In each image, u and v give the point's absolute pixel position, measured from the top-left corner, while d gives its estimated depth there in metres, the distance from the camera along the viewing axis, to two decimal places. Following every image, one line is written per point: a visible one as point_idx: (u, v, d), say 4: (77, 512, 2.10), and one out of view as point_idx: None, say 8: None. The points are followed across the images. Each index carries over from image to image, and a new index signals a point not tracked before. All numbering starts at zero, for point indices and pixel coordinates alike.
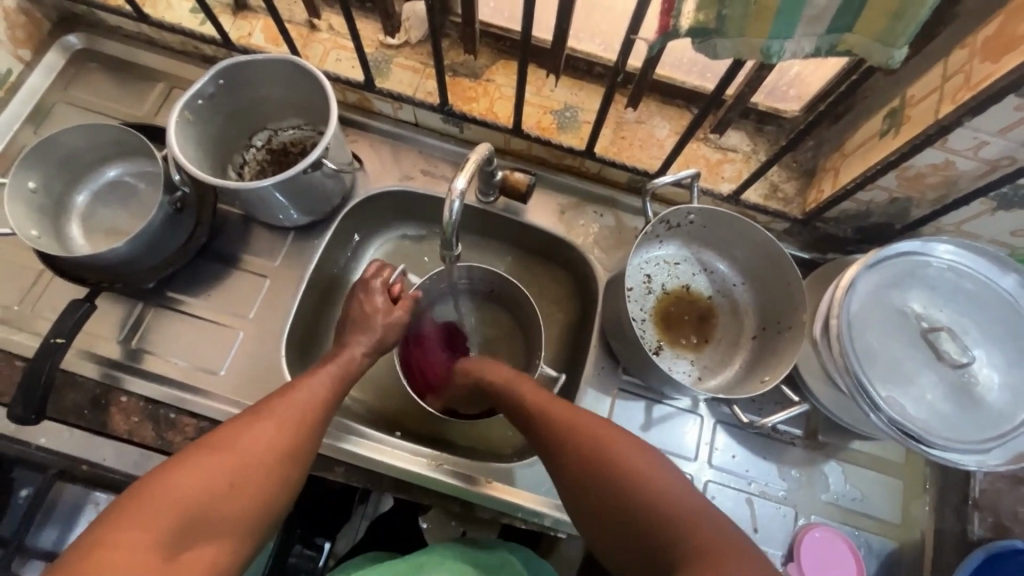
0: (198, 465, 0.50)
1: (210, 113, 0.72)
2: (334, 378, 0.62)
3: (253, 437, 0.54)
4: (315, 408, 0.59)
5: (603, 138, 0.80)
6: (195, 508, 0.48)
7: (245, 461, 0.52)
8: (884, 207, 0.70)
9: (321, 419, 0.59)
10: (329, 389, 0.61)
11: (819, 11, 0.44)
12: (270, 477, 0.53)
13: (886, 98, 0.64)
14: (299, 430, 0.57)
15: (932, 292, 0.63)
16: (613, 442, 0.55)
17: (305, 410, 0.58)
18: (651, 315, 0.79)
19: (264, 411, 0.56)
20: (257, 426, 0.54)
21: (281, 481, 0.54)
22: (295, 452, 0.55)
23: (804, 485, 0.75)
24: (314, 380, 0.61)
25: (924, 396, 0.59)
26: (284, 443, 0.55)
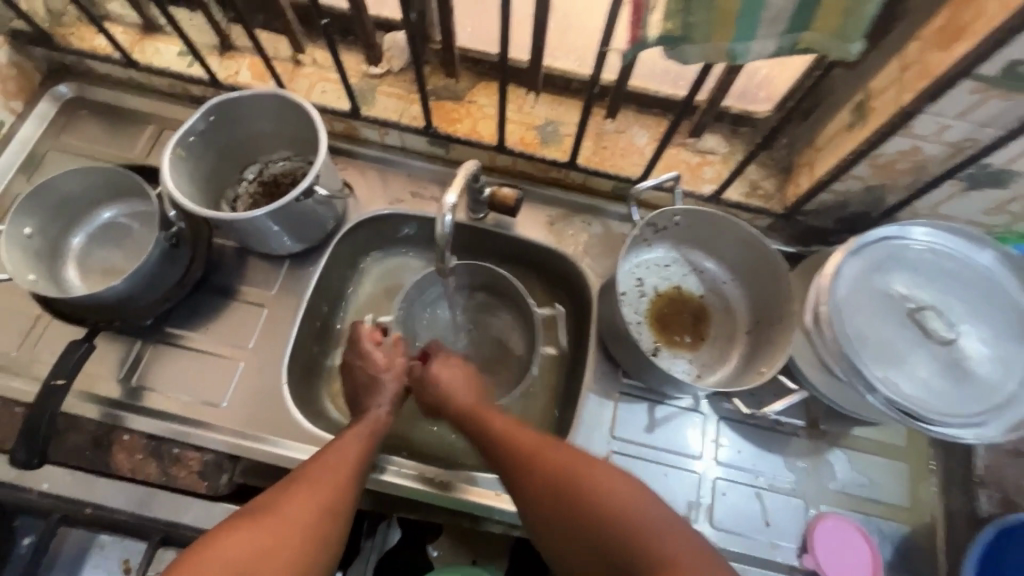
0: (244, 535, 0.51)
1: (201, 149, 0.74)
2: (368, 439, 0.64)
3: (297, 500, 0.55)
4: (358, 463, 0.61)
5: (585, 150, 0.82)
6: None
7: (289, 523, 0.53)
8: (860, 196, 0.72)
9: (360, 475, 0.61)
10: (364, 445, 0.63)
11: (777, 14, 0.47)
12: (313, 537, 0.53)
13: (851, 92, 0.67)
14: (337, 490, 0.57)
15: (915, 273, 0.65)
16: (587, 471, 0.58)
17: (346, 465, 0.60)
18: (646, 318, 0.81)
19: (307, 469, 0.58)
20: (300, 486, 0.56)
21: (326, 542, 0.54)
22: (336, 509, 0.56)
23: (811, 474, 0.75)
24: (347, 441, 0.62)
25: (918, 374, 0.60)
26: (330, 502, 0.56)
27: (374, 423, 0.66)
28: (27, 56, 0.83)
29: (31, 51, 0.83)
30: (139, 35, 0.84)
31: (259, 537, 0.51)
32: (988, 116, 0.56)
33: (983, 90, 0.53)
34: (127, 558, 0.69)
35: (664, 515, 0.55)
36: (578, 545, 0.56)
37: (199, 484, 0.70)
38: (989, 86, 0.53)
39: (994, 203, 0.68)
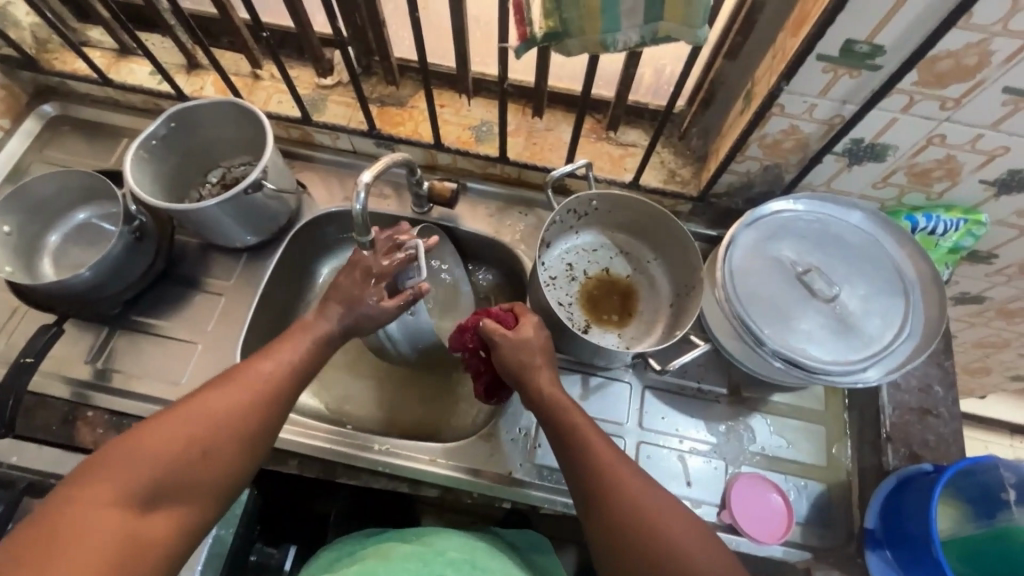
0: (165, 437, 0.55)
1: (162, 152, 0.82)
2: (305, 354, 0.66)
3: (222, 402, 0.59)
4: (291, 371, 0.64)
5: (517, 146, 0.90)
6: (167, 460, 0.54)
7: (213, 420, 0.57)
8: (760, 176, 0.79)
9: (294, 382, 0.64)
10: (301, 350, 0.66)
11: (631, 7, 0.55)
12: (235, 436, 0.58)
13: (740, 82, 0.74)
14: (265, 394, 0.61)
15: (804, 240, 0.71)
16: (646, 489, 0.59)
17: (276, 374, 0.63)
18: (577, 298, 0.87)
19: (236, 375, 0.61)
20: (230, 389, 0.60)
21: (250, 439, 0.59)
22: (261, 413, 0.60)
23: (731, 437, 0.80)
24: (283, 348, 0.65)
25: (804, 328, 0.66)
26: (254, 402, 0.60)
27: (313, 342, 0.67)
28: (15, 79, 0.93)
29: (19, 75, 0.93)
30: (116, 57, 0.94)
31: (186, 432, 0.56)
32: (844, 93, 0.63)
33: (832, 69, 0.60)
34: None
35: (704, 544, 0.57)
36: (637, 561, 0.56)
37: None
38: (835, 65, 0.60)
39: (878, 177, 0.74)
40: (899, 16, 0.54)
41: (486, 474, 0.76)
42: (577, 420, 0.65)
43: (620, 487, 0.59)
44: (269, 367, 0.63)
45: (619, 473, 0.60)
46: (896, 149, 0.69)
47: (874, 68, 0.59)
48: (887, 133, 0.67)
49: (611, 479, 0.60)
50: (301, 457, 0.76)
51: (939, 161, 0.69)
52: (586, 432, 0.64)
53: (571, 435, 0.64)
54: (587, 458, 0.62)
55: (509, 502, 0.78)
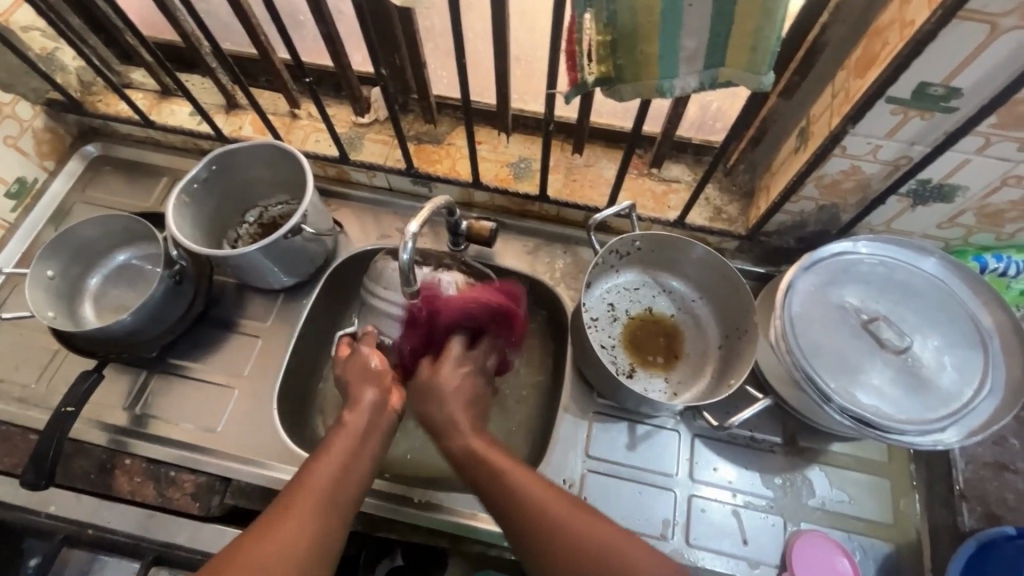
0: None
1: (203, 195, 0.82)
2: (353, 448, 0.62)
3: (294, 526, 0.53)
4: (341, 487, 0.58)
5: (556, 183, 0.88)
6: None
7: (275, 569, 0.50)
8: (815, 215, 0.76)
9: (347, 500, 0.58)
10: (349, 453, 0.61)
11: (691, 53, 0.53)
12: (302, 575, 0.51)
13: (795, 120, 0.71)
14: (325, 517, 0.55)
15: (867, 286, 0.67)
16: (610, 540, 0.54)
17: (332, 490, 0.57)
18: (620, 340, 0.84)
19: (298, 489, 0.56)
20: (287, 523, 0.53)
21: (320, 563, 0.53)
22: (322, 542, 0.54)
23: (789, 491, 0.75)
24: (324, 465, 0.59)
25: (873, 383, 0.62)
26: (327, 517, 0.55)
27: (352, 432, 0.63)
28: (60, 121, 0.94)
29: (64, 117, 0.94)
30: (157, 99, 0.95)
31: None
32: (913, 134, 0.60)
33: (902, 111, 0.57)
34: None
35: None
36: None
37: (191, 505, 0.73)
38: (906, 108, 0.57)
39: (945, 218, 0.70)
40: (980, 60, 0.50)
41: None
42: (490, 457, 0.61)
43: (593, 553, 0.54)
44: (320, 481, 0.57)
45: (556, 512, 0.56)
46: (966, 191, 0.65)
47: (948, 110, 0.56)
48: (958, 174, 0.63)
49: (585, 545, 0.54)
50: None
51: (1014, 201, 0.65)
52: (535, 491, 0.58)
53: (528, 524, 0.56)
54: (553, 536, 0.55)
55: None
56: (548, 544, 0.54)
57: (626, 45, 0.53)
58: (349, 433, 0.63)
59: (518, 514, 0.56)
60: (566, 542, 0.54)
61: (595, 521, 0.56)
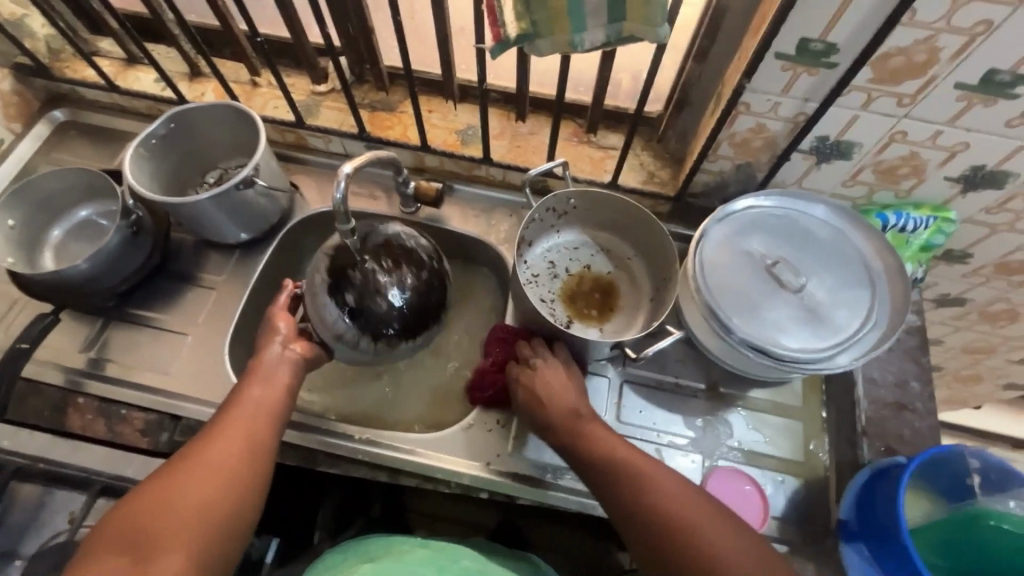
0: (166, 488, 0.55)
1: (161, 150, 0.86)
2: (282, 378, 0.68)
3: (209, 461, 0.58)
4: (264, 406, 0.65)
5: (501, 148, 0.93)
6: (173, 502, 0.54)
7: (210, 472, 0.57)
8: (733, 175, 0.82)
9: (273, 416, 0.65)
10: (277, 381, 0.68)
11: (596, 7, 0.58)
12: (237, 474, 0.58)
13: (712, 84, 0.77)
14: (256, 431, 0.63)
15: (773, 233, 0.73)
16: (652, 468, 0.63)
17: (257, 410, 0.64)
18: (559, 295, 0.88)
19: (219, 421, 0.62)
20: (215, 439, 0.60)
21: (254, 464, 0.60)
22: (256, 448, 0.61)
23: (709, 431, 0.80)
24: (248, 394, 0.65)
25: (773, 318, 0.68)
26: (241, 446, 0.60)
27: (280, 365, 0.69)
28: (28, 85, 0.98)
29: (32, 82, 0.98)
30: (123, 66, 0.99)
31: (186, 486, 0.55)
32: (805, 90, 0.66)
33: (792, 67, 0.63)
34: (72, 511, 0.76)
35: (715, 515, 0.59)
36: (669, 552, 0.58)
37: (139, 440, 0.77)
38: (794, 63, 0.63)
39: (847, 176, 0.77)
40: (848, 15, 0.57)
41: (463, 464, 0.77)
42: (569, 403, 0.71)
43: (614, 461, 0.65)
44: (247, 403, 0.64)
45: (614, 446, 0.66)
46: (860, 147, 0.71)
47: (830, 66, 0.62)
48: (850, 131, 0.69)
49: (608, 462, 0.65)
50: (283, 446, 0.78)
51: (903, 157, 0.71)
52: (589, 428, 0.68)
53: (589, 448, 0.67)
54: (608, 461, 0.65)
55: (487, 494, 0.79)
56: (612, 468, 0.64)
57: None
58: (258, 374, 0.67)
59: (584, 451, 0.67)
60: (618, 474, 0.63)
61: (633, 452, 0.65)
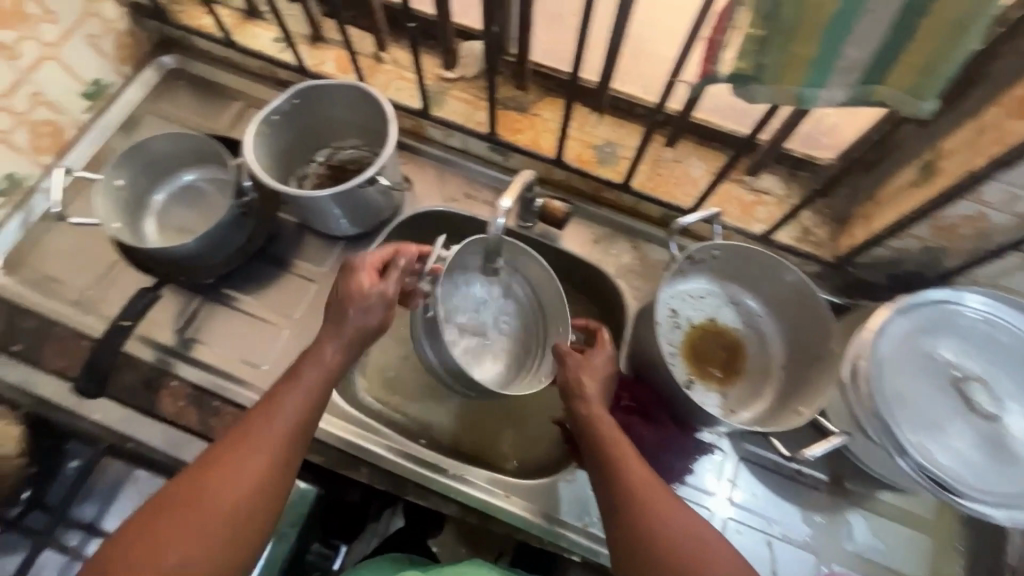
0: (179, 511, 0.51)
1: (280, 126, 0.79)
2: (315, 382, 0.60)
3: (213, 494, 0.52)
4: (296, 418, 0.57)
5: (640, 174, 0.83)
6: (186, 529, 0.50)
7: (226, 493, 0.52)
8: (916, 255, 0.71)
9: (304, 430, 0.58)
10: (312, 387, 0.59)
11: (852, 64, 0.48)
12: (255, 499, 0.53)
13: (921, 150, 0.66)
14: (285, 447, 0.56)
15: (964, 341, 0.64)
16: (665, 505, 0.55)
17: (289, 422, 0.57)
18: (680, 350, 0.80)
19: (247, 428, 0.56)
20: (237, 453, 0.54)
21: (271, 487, 0.54)
22: (277, 467, 0.55)
23: (827, 531, 0.73)
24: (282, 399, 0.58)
25: (954, 445, 0.59)
26: (267, 462, 0.54)
27: (316, 372, 0.60)
28: (141, 27, 0.91)
29: (146, 23, 0.91)
30: (242, 19, 0.92)
31: (198, 508, 0.51)
32: None
33: None
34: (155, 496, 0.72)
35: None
36: None
37: None
38: None
39: None
40: None
41: (558, 522, 0.72)
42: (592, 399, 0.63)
43: (639, 503, 0.56)
44: (279, 413, 0.57)
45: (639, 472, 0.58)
46: None
47: None
48: None
49: (634, 506, 0.56)
50: (372, 467, 0.75)
51: None
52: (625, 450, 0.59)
53: (620, 473, 0.58)
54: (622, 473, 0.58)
55: (577, 556, 0.74)
56: (627, 481, 0.57)
57: (779, 42, 0.47)
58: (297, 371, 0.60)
59: (601, 454, 0.60)
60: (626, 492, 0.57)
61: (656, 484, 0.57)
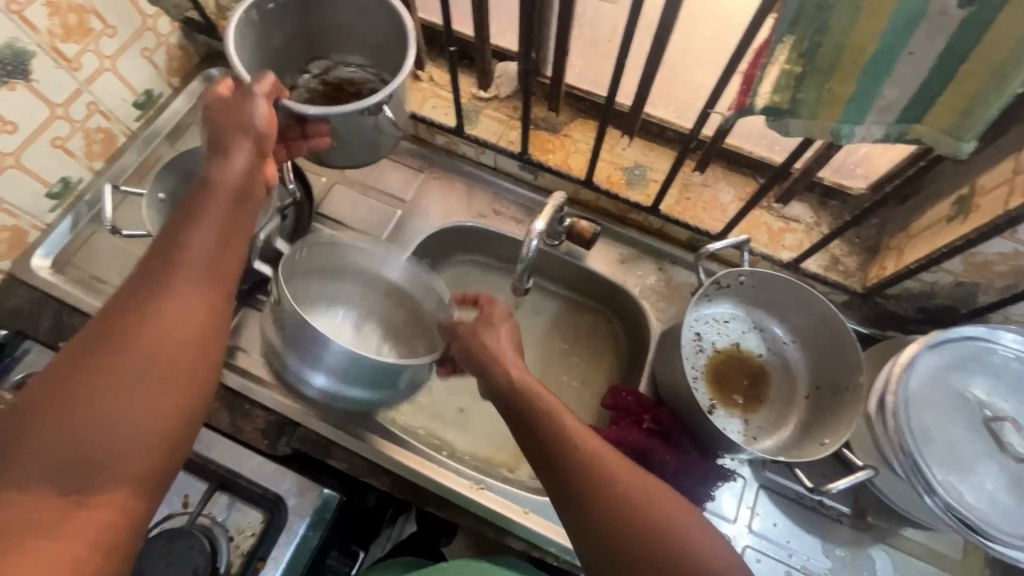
0: (102, 363, 0.42)
1: (275, 18, 0.72)
2: (230, 211, 0.52)
3: (143, 340, 0.44)
4: (221, 251, 0.50)
5: (668, 197, 0.84)
6: (116, 380, 0.42)
7: (155, 335, 0.44)
8: (948, 290, 0.70)
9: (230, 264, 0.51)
10: (226, 216, 0.51)
11: (890, 103, 0.49)
12: (194, 342, 0.46)
13: (956, 185, 0.66)
14: (213, 285, 0.49)
15: (996, 380, 0.63)
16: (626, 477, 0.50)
17: (212, 255, 0.49)
18: (703, 373, 0.80)
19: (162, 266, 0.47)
20: (159, 292, 0.46)
21: (208, 331, 0.47)
22: (212, 308, 0.48)
23: (849, 565, 0.72)
24: (195, 232, 0.49)
25: (985, 486, 0.59)
26: (200, 297, 0.47)
27: (228, 194, 0.52)
28: (192, 41, 0.96)
29: (197, 38, 0.95)
30: None
31: (126, 356, 0.43)
32: None
33: None
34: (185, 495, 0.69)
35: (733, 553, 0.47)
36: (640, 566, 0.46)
37: (259, 440, 0.76)
38: None
39: None
40: None
41: None
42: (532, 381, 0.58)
43: (605, 476, 0.50)
44: (197, 249, 0.48)
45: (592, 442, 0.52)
46: None
47: None
48: None
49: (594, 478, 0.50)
50: (395, 476, 0.76)
51: None
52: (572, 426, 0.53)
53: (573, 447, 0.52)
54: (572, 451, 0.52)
55: None
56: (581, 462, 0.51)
57: (817, 79, 0.48)
58: (195, 209, 0.50)
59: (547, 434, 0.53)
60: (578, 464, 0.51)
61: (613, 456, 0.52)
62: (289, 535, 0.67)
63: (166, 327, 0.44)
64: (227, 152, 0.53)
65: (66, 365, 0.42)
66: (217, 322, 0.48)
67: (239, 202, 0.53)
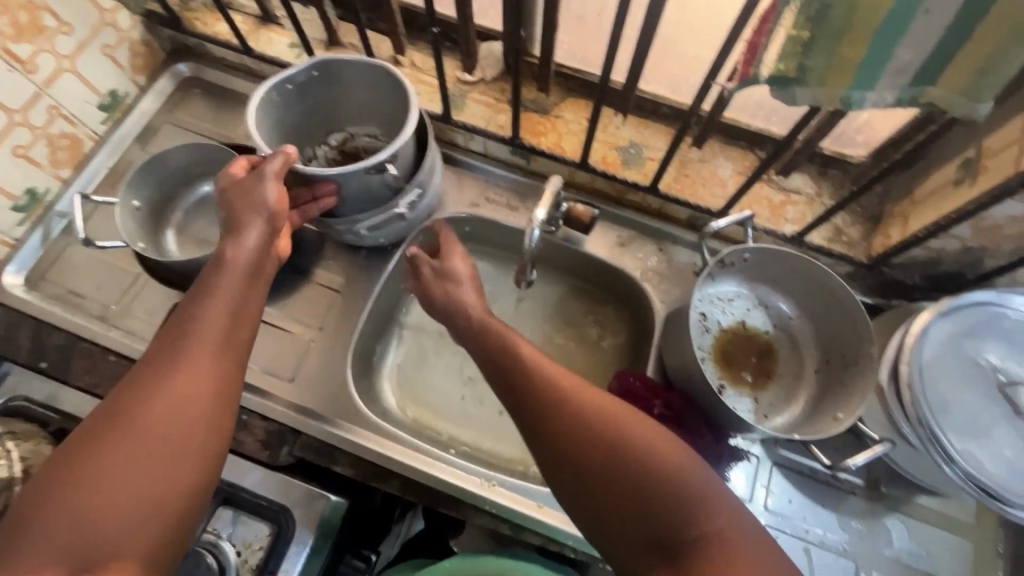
0: (116, 435, 0.44)
1: (293, 97, 0.75)
2: (241, 280, 0.55)
3: (158, 410, 0.46)
4: (231, 318, 0.53)
5: (666, 175, 0.82)
6: (132, 451, 0.44)
7: (168, 406, 0.46)
8: (955, 255, 0.69)
9: (242, 333, 0.54)
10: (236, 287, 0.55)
11: (904, 66, 0.47)
12: (207, 411, 0.48)
13: (962, 147, 0.64)
14: (224, 354, 0.51)
15: (1010, 344, 0.62)
16: (623, 420, 0.48)
17: (223, 324, 0.52)
18: (710, 354, 0.79)
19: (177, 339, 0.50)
20: (173, 364, 0.48)
21: (220, 400, 0.49)
22: (223, 376, 0.50)
23: (865, 536, 0.72)
24: (207, 305, 0.52)
25: (1003, 452, 0.58)
26: (213, 367, 0.50)
27: (239, 267, 0.56)
28: (156, 36, 0.90)
29: (160, 32, 0.90)
30: (257, 25, 0.90)
31: (139, 427, 0.45)
32: None
33: None
34: None
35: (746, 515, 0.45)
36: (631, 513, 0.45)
37: (260, 452, 0.73)
38: None
39: None
40: None
41: None
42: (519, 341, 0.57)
43: (598, 423, 0.48)
44: (209, 320, 0.52)
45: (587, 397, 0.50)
46: None
47: None
48: None
49: (578, 418, 0.49)
50: (403, 479, 0.74)
51: None
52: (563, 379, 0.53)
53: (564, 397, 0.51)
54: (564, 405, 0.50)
55: None
56: (576, 408, 0.50)
57: (827, 43, 0.46)
58: (207, 285, 0.54)
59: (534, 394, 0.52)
60: (561, 408, 0.50)
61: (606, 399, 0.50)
62: (299, 546, 0.65)
63: (184, 395, 0.47)
64: (239, 230, 0.58)
65: (87, 439, 0.44)
66: (229, 391, 0.50)
67: (247, 272, 0.56)
